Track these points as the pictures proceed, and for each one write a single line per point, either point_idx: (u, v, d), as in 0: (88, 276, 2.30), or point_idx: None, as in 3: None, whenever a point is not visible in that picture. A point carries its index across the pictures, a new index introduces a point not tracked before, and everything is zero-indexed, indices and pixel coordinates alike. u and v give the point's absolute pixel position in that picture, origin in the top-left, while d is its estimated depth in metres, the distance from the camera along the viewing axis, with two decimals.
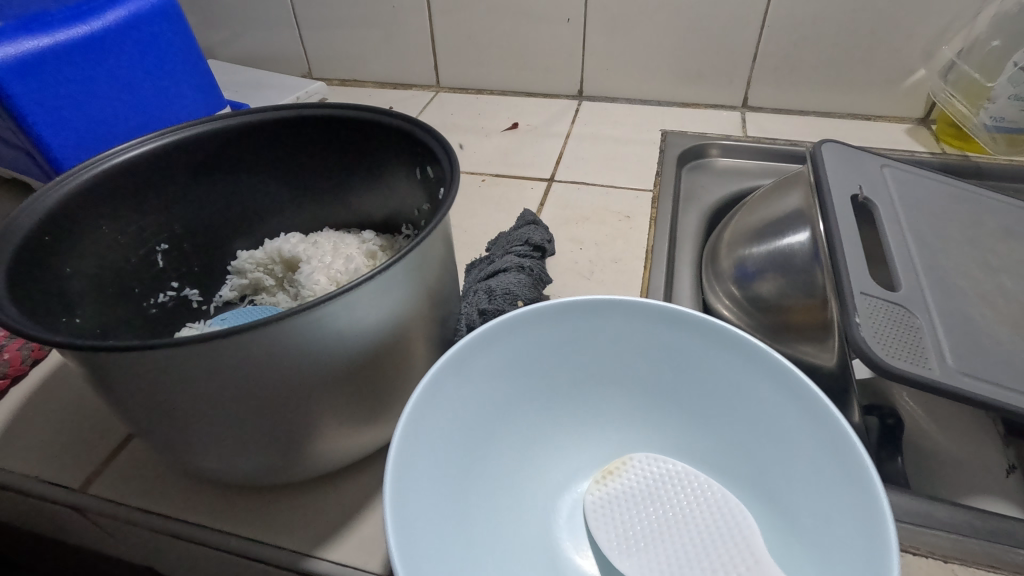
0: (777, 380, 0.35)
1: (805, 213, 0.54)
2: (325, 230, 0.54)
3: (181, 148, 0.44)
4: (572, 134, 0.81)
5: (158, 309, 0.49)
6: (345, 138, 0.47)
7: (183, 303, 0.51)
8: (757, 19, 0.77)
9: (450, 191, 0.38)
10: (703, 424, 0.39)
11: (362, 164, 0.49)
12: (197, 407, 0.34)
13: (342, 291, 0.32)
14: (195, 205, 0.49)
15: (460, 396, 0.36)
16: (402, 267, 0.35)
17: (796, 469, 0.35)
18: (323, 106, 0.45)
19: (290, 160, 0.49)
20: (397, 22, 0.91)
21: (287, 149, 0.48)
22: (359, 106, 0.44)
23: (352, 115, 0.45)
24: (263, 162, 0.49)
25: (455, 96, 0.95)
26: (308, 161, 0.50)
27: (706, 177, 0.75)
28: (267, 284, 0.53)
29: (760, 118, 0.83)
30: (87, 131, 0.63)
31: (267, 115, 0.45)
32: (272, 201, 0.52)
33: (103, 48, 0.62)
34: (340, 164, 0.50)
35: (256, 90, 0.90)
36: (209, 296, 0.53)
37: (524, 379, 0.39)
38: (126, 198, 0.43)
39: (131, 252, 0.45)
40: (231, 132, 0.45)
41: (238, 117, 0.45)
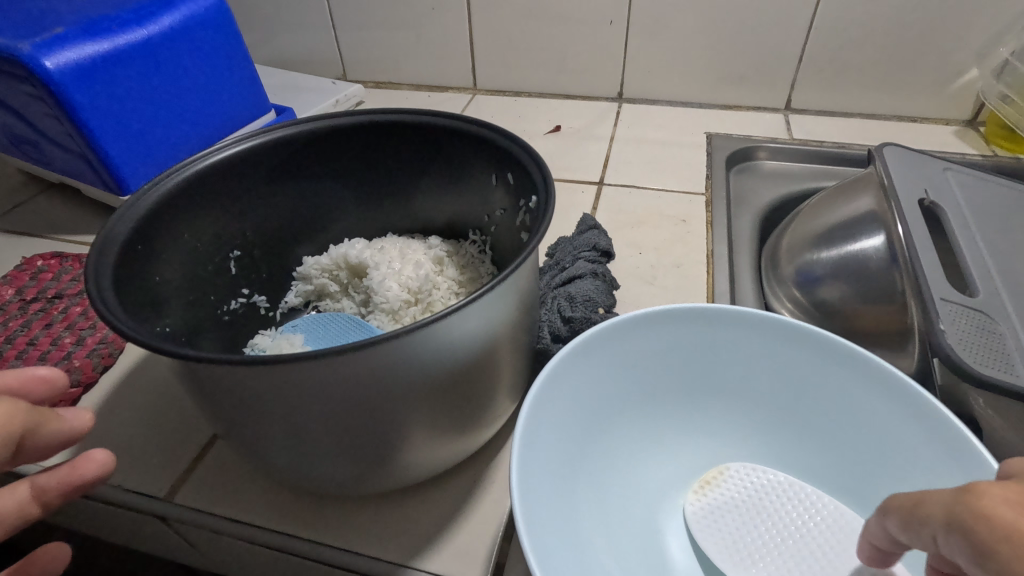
0: (881, 383, 0.35)
1: (878, 217, 0.54)
2: (390, 236, 0.54)
3: (258, 154, 0.44)
4: (616, 137, 0.81)
5: (230, 316, 0.48)
6: (420, 144, 0.47)
7: (252, 310, 0.50)
8: (805, 20, 0.76)
9: (545, 197, 0.37)
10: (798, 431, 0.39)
11: (434, 169, 0.49)
12: (303, 416, 0.33)
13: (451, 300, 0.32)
14: (265, 211, 0.48)
15: (566, 403, 0.35)
16: (503, 274, 0.35)
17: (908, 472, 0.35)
18: (400, 110, 0.45)
19: (361, 166, 0.49)
20: (436, 24, 0.91)
21: (359, 155, 0.48)
22: (437, 111, 0.44)
23: (430, 121, 0.44)
24: (335, 168, 0.49)
25: (492, 99, 0.95)
26: (379, 167, 0.49)
27: (755, 180, 0.74)
28: (332, 290, 0.53)
29: (804, 120, 0.82)
30: (142, 136, 0.63)
31: (344, 121, 0.45)
32: (339, 206, 0.52)
33: (160, 52, 0.62)
34: (411, 170, 0.49)
35: (296, 94, 0.90)
36: (275, 303, 0.53)
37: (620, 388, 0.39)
38: (206, 205, 0.43)
39: (208, 259, 0.45)
40: (309, 138, 0.45)
41: (315, 123, 0.45)
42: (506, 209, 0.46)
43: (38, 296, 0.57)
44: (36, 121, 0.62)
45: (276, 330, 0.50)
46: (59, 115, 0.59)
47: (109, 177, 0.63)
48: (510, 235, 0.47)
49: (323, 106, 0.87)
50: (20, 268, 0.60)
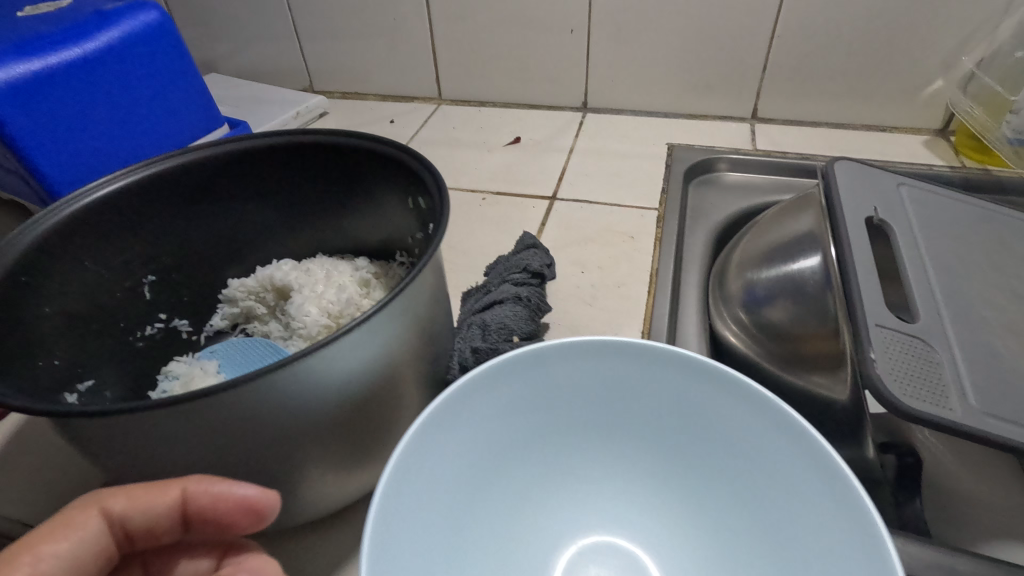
0: (782, 430, 0.33)
1: (816, 237, 0.52)
2: (319, 256, 0.53)
3: (166, 178, 0.43)
4: (576, 148, 0.79)
5: (145, 342, 0.47)
6: (336, 166, 0.46)
7: (172, 334, 0.49)
8: (769, 26, 0.74)
9: (441, 225, 0.36)
10: (701, 465, 0.38)
11: (355, 191, 0.47)
12: (178, 458, 0.32)
13: (321, 343, 0.30)
14: (183, 235, 0.47)
15: (456, 439, 0.35)
16: (389, 308, 0.33)
17: (805, 514, 0.33)
18: (313, 132, 0.44)
19: (280, 186, 0.48)
20: (399, 34, 0.90)
21: (276, 176, 0.47)
22: (347, 133, 0.43)
23: (342, 144, 0.43)
24: (255, 190, 0.48)
25: (457, 108, 0.93)
26: (299, 189, 0.48)
27: (714, 193, 0.72)
28: (259, 313, 0.52)
29: (770, 129, 0.80)
30: (78, 155, 0.62)
31: (256, 143, 0.44)
32: (265, 227, 0.51)
33: (96, 70, 0.62)
34: (332, 192, 0.48)
35: (256, 106, 0.89)
36: (199, 326, 0.51)
37: (516, 421, 0.38)
38: (109, 232, 0.42)
39: (116, 285, 0.44)
40: (219, 160, 0.44)
41: (226, 146, 0.44)
42: (422, 232, 0.45)
43: None
44: None
45: (194, 356, 0.49)
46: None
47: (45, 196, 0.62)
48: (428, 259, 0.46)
49: (283, 118, 0.86)
50: None
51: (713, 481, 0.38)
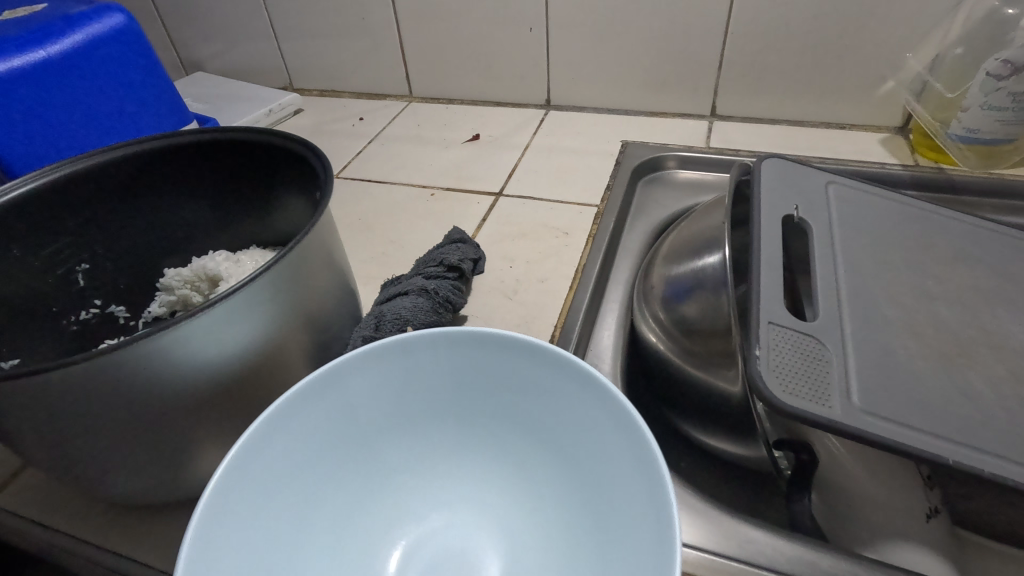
0: (630, 435, 0.32)
1: (717, 236, 0.51)
2: (252, 248, 0.55)
3: (92, 173, 0.46)
4: (531, 145, 0.81)
5: (79, 326, 0.51)
6: (254, 161, 0.48)
7: (108, 319, 0.53)
8: (721, 23, 0.74)
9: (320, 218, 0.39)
10: (562, 468, 0.37)
11: (271, 185, 0.50)
12: (61, 436, 0.35)
13: (185, 322, 0.33)
14: (114, 226, 0.50)
15: (306, 424, 0.34)
16: (258, 293, 0.36)
17: (629, 527, 0.31)
18: (230, 130, 0.47)
19: (206, 179, 0.51)
20: (369, 33, 0.92)
21: (201, 170, 0.50)
22: (257, 130, 0.46)
23: (255, 140, 0.46)
24: (183, 183, 0.51)
25: (425, 106, 0.95)
26: (225, 182, 0.51)
27: (661, 191, 0.73)
28: (194, 300, 0.55)
29: (727, 127, 0.79)
30: (45, 150, 0.66)
31: (178, 139, 0.47)
32: (198, 220, 0.54)
33: (62, 70, 0.66)
34: (252, 185, 0.51)
35: (231, 104, 0.93)
36: (137, 312, 0.55)
37: (379, 411, 0.37)
38: (39, 223, 0.45)
39: (47, 273, 0.47)
40: (144, 155, 0.47)
41: (150, 142, 0.47)
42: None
43: None
44: None
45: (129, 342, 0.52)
46: None
47: None
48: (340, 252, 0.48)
49: (255, 116, 0.89)
50: None
51: (569, 487, 0.36)
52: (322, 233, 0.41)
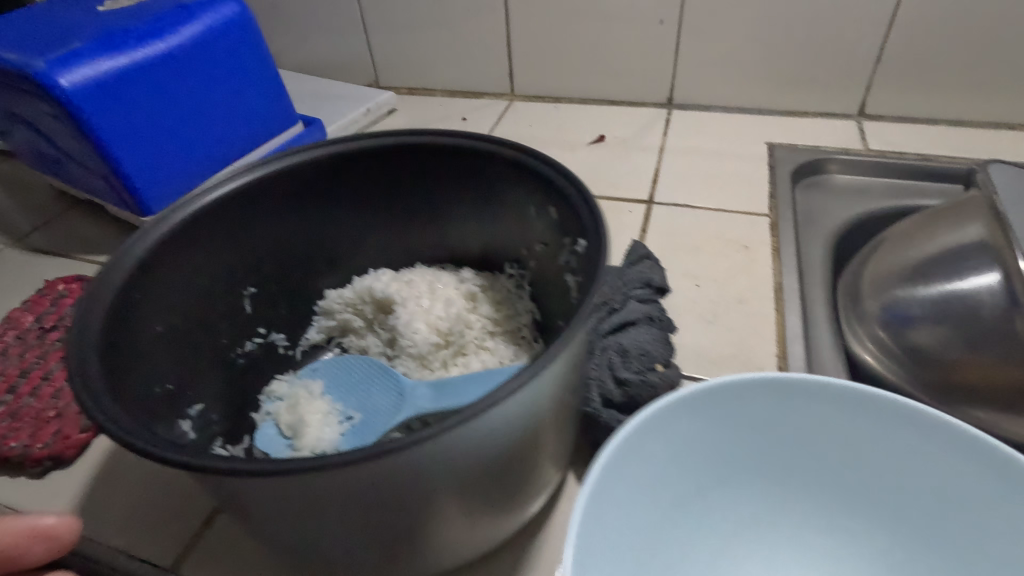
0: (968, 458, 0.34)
1: (995, 251, 0.45)
2: (419, 267, 0.49)
3: (271, 183, 0.39)
4: (667, 148, 0.74)
5: (244, 359, 0.44)
6: (451, 168, 0.42)
7: (270, 349, 0.46)
8: (887, 13, 0.67)
9: (596, 242, 0.32)
10: (858, 498, 0.38)
11: (462, 196, 0.44)
12: (314, 525, 0.28)
13: (499, 399, 0.26)
14: (282, 243, 0.43)
15: (630, 475, 0.34)
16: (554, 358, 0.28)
17: (975, 532, 0.35)
18: (430, 132, 0.40)
19: (385, 190, 0.44)
20: (472, 26, 0.85)
21: (382, 179, 0.43)
22: (469, 134, 0.39)
23: (463, 145, 0.40)
24: (359, 194, 0.44)
25: (531, 105, 0.88)
26: (405, 194, 0.45)
27: (826, 197, 0.67)
28: (356, 326, 0.49)
29: (881, 128, 0.73)
30: (160, 155, 0.59)
31: (367, 142, 0.41)
32: (365, 236, 0.47)
33: (179, 66, 0.59)
34: (436, 196, 0.44)
35: (325, 103, 0.86)
36: (295, 339, 0.48)
37: (668, 468, 0.36)
38: (218, 245, 0.39)
39: (217, 299, 0.41)
40: (326, 162, 0.41)
41: (336, 146, 0.40)
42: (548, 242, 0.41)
43: (57, 324, 0.55)
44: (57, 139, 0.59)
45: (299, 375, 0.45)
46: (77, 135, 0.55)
47: (127, 200, 0.59)
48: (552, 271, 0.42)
49: (353, 116, 0.83)
50: (40, 293, 0.58)
51: (869, 515, 0.38)
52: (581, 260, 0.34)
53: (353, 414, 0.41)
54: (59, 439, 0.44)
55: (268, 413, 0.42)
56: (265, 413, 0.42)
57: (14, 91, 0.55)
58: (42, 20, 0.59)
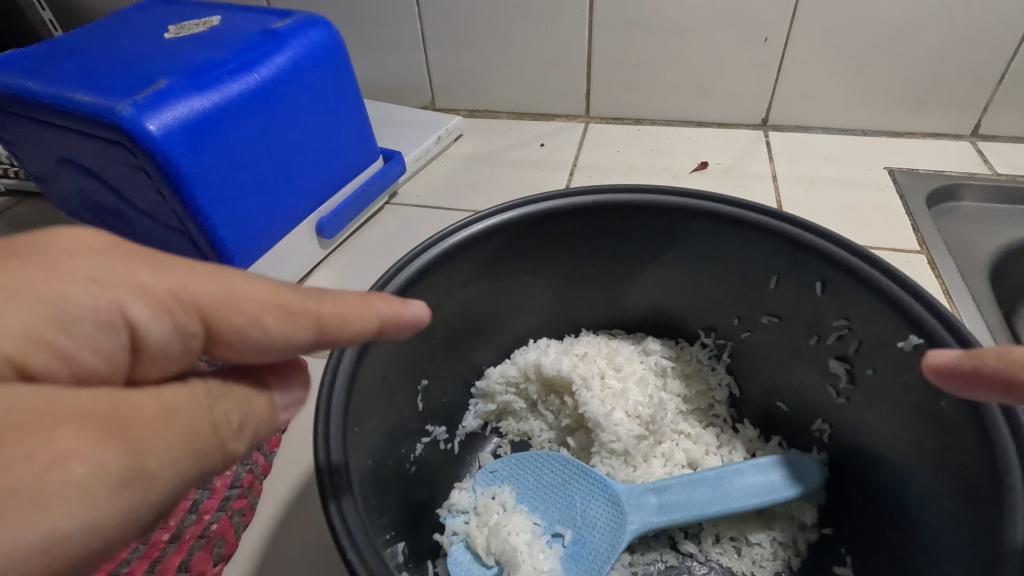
0: None
1: None
2: (588, 337, 0.47)
3: (455, 258, 0.37)
4: (779, 176, 0.69)
5: (416, 466, 0.39)
6: (654, 230, 0.40)
7: (435, 448, 0.41)
8: (1021, 31, 0.63)
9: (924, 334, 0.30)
10: None
11: (663, 260, 0.41)
12: None
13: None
14: (458, 322, 0.40)
15: None
16: (995, 500, 0.26)
17: None
18: (635, 191, 0.39)
19: (572, 256, 0.42)
20: (548, 45, 0.78)
21: (571, 244, 0.41)
22: (690, 195, 0.38)
23: (691, 208, 0.38)
24: (544, 262, 0.42)
25: (611, 128, 0.82)
26: (597, 260, 0.42)
27: (963, 226, 0.63)
28: (517, 408, 0.45)
29: (999, 149, 0.70)
30: (253, 206, 0.51)
31: (569, 205, 0.39)
32: (533, 306, 0.45)
33: (273, 101, 0.50)
34: (621, 265, 0.42)
35: (390, 131, 0.78)
36: (453, 431, 0.43)
37: None
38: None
39: (400, 401, 0.37)
40: (513, 229, 0.39)
41: (525, 211, 0.39)
42: (781, 317, 0.39)
43: None
44: (128, 191, 0.49)
45: (473, 481, 0.41)
46: (163, 188, 0.46)
47: (213, 259, 0.50)
48: (776, 346, 0.40)
49: (426, 145, 0.76)
50: None
51: None
52: (904, 358, 0.32)
53: (564, 531, 0.37)
54: None
55: (455, 532, 0.37)
56: (450, 531, 0.37)
57: (83, 138, 0.46)
58: (100, 50, 0.50)
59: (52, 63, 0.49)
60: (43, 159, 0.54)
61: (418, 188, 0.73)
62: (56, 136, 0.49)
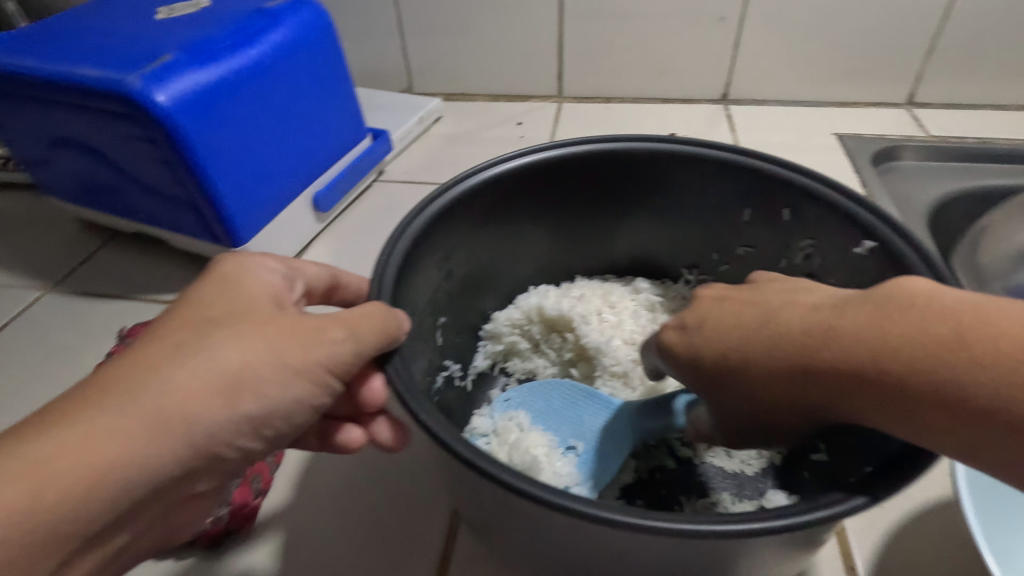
0: None
1: None
2: (584, 281, 0.52)
3: (467, 201, 0.40)
4: (741, 144, 0.75)
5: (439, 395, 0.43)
6: (639, 175, 0.45)
7: (451, 381, 0.45)
8: (943, 8, 0.71)
9: (876, 238, 0.36)
10: None
11: (648, 203, 0.46)
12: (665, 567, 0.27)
13: None
14: (468, 267, 0.44)
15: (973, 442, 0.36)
16: None
17: None
18: (622, 138, 0.43)
19: (567, 203, 0.46)
20: (520, 29, 0.82)
21: (564, 191, 0.45)
22: (669, 141, 0.43)
23: (673, 152, 0.43)
24: (541, 210, 0.46)
25: (583, 107, 0.86)
26: (587, 206, 0.47)
27: (902, 182, 0.71)
28: (523, 347, 0.50)
29: (932, 115, 0.78)
30: (257, 176, 0.53)
31: (563, 154, 0.43)
32: (531, 253, 0.49)
33: (272, 75, 0.52)
34: (610, 210, 0.47)
35: (371, 115, 0.81)
36: (466, 369, 0.48)
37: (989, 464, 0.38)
38: (438, 252, 0.40)
39: (427, 335, 0.40)
40: (515, 177, 0.42)
41: (524, 160, 0.42)
42: (755, 246, 0.45)
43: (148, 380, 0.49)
44: (130, 167, 0.51)
45: (491, 409, 0.46)
46: (171, 160, 0.48)
47: (220, 229, 0.52)
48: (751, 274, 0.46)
49: (409, 125, 0.79)
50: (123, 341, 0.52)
51: None
52: (860, 261, 0.37)
53: (576, 444, 0.42)
54: (234, 510, 0.39)
55: None
56: (474, 451, 0.42)
57: (89, 114, 0.47)
58: (93, 30, 0.51)
59: (46, 42, 0.50)
60: (35, 141, 0.55)
61: (403, 166, 0.76)
62: (55, 115, 0.50)
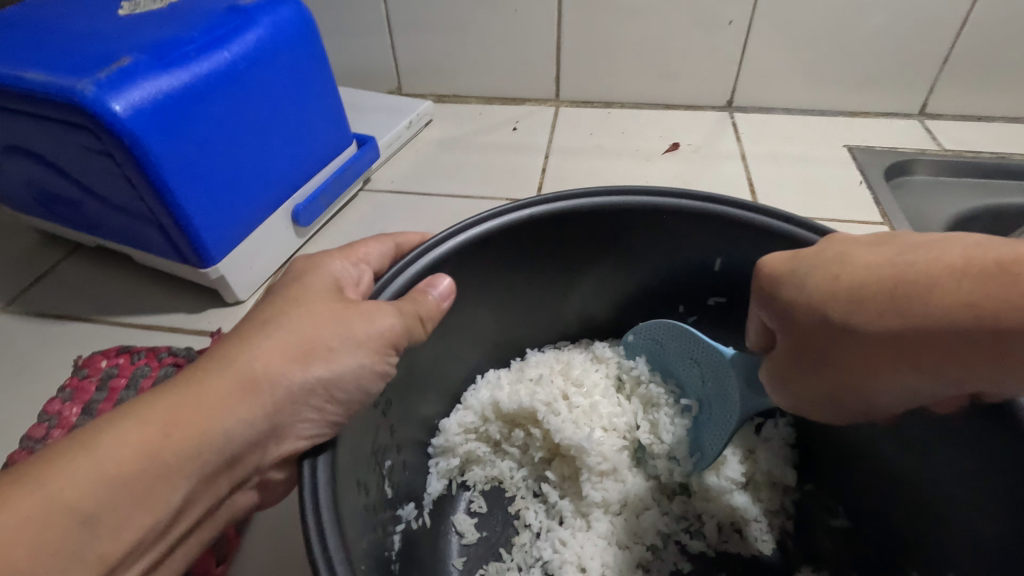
0: None
1: None
2: (540, 354, 0.48)
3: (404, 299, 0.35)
4: (748, 155, 0.72)
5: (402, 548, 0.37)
6: (596, 236, 0.41)
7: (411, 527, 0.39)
8: (961, 14, 0.67)
9: None
10: None
11: (609, 260, 0.42)
12: None
13: None
14: (415, 370, 0.39)
15: None
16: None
17: None
18: (565, 198, 0.39)
19: (518, 275, 0.41)
20: (516, 28, 0.77)
21: (511, 265, 0.40)
22: (629, 197, 0.39)
23: (634, 208, 0.39)
24: (490, 288, 0.41)
25: (581, 111, 0.82)
26: (540, 276, 0.42)
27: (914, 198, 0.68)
28: (480, 453, 0.45)
29: (944, 127, 0.75)
30: (227, 195, 0.48)
31: (502, 227, 0.38)
32: (483, 333, 0.44)
33: (245, 81, 0.48)
34: (566, 273, 0.43)
35: (358, 118, 0.76)
36: (422, 500, 0.42)
37: None
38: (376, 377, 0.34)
39: (376, 473, 0.35)
40: (452, 261, 0.37)
41: (459, 240, 0.37)
42: (725, 296, 0.42)
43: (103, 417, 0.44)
44: (88, 180, 0.46)
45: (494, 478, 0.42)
46: (131, 175, 0.43)
47: (188, 250, 0.48)
48: (727, 323, 0.44)
49: (398, 130, 0.74)
50: (81, 374, 0.47)
51: None
52: None
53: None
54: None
55: None
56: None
57: (39, 122, 0.42)
58: (45, 28, 0.46)
59: None
60: None
61: (390, 175, 0.72)
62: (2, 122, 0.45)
